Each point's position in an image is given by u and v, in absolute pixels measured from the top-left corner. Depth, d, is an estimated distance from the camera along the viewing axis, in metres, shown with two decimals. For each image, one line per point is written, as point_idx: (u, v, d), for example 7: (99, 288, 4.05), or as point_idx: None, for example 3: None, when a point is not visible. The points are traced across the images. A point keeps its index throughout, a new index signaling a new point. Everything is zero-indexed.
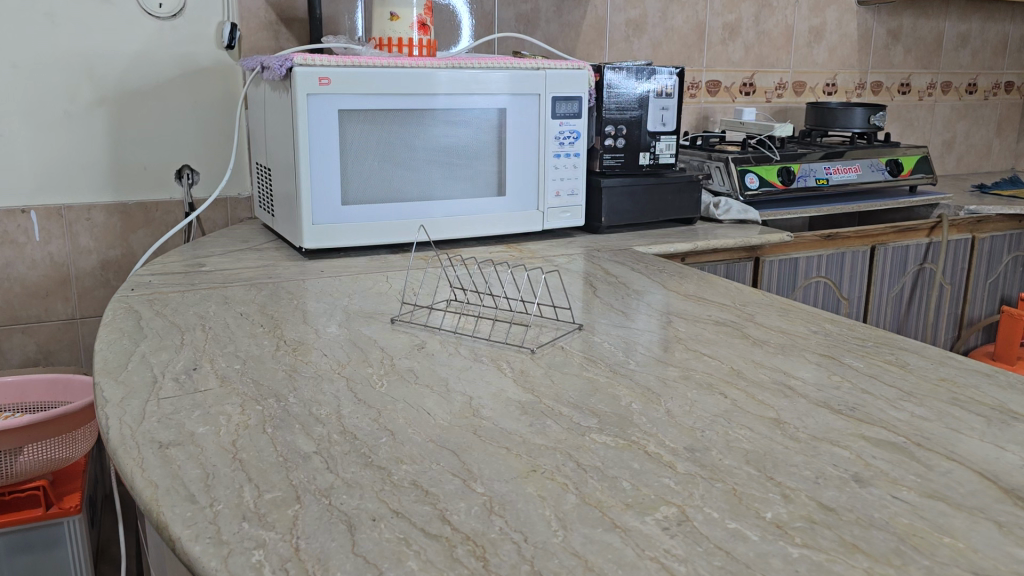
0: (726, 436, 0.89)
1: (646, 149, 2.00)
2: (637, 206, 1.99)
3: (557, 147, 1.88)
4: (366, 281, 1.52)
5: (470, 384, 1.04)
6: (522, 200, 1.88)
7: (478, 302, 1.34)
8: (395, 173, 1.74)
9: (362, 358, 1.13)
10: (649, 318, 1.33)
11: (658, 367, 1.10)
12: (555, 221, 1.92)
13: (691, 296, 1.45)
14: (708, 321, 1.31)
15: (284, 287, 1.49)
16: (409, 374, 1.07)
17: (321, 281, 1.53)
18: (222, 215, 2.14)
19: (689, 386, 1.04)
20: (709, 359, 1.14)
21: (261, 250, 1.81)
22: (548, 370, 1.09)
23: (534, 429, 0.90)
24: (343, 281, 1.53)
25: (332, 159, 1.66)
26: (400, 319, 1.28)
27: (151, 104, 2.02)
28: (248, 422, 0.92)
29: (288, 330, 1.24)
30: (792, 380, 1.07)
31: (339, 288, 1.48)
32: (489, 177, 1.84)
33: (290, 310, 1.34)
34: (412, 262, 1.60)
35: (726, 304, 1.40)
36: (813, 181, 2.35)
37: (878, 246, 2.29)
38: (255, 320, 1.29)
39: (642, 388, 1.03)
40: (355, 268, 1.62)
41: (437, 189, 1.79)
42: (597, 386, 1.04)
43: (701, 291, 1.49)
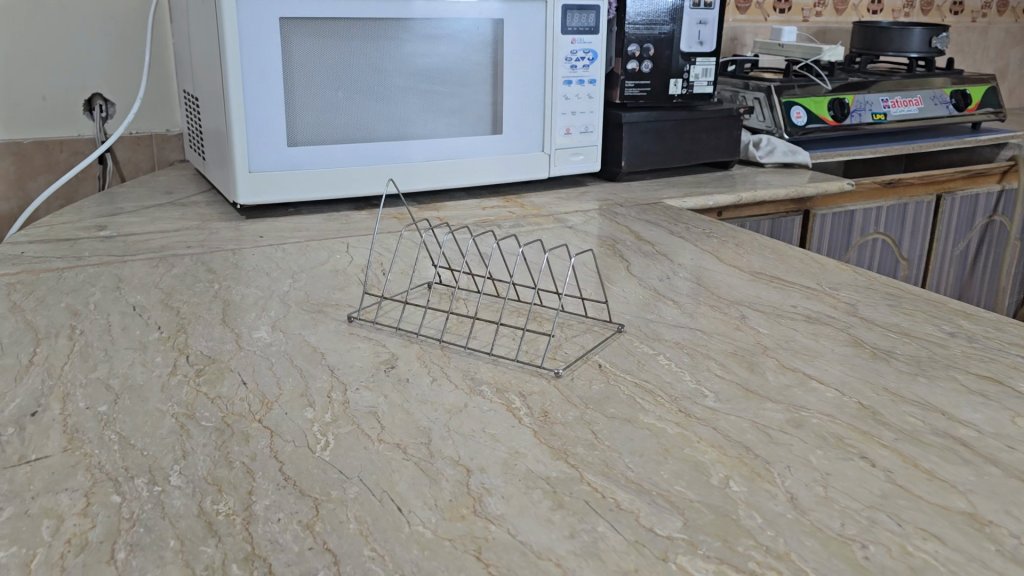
0: (905, 562, 0.52)
1: (678, 74, 1.59)
2: (665, 147, 1.59)
3: (568, 71, 1.46)
4: (318, 252, 1.13)
5: (467, 442, 0.66)
6: (524, 140, 1.47)
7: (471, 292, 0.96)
8: (359, 105, 1.33)
9: (298, 388, 0.74)
10: (712, 309, 0.95)
11: (749, 404, 0.73)
12: (563, 165, 1.52)
13: (757, 275, 1.08)
14: (795, 317, 0.93)
15: (205, 260, 1.09)
16: (372, 422, 0.69)
17: (257, 252, 1.13)
18: (147, 156, 1.72)
19: (807, 442, 0.67)
20: (822, 387, 0.76)
21: (187, 204, 1.40)
22: (586, 409, 0.71)
23: (580, 548, 0.53)
24: (288, 251, 1.14)
25: (273, 85, 1.25)
26: (361, 319, 0.89)
27: (47, 15, 1.57)
28: (88, 538, 0.54)
29: (196, 337, 0.85)
30: (962, 427, 0.69)
31: (280, 264, 1.08)
32: (481, 110, 1.43)
33: (206, 301, 0.95)
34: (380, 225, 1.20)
35: (809, 287, 1.03)
36: (869, 117, 1.96)
37: (944, 195, 1.92)
38: (151, 320, 0.89)
39: (738, 447, 0.65)
40: (305, 232, 1.23)
41: (414, 126, 1.38)
42: (667, 443, 0.66)
43: (769, 267, 1.11)
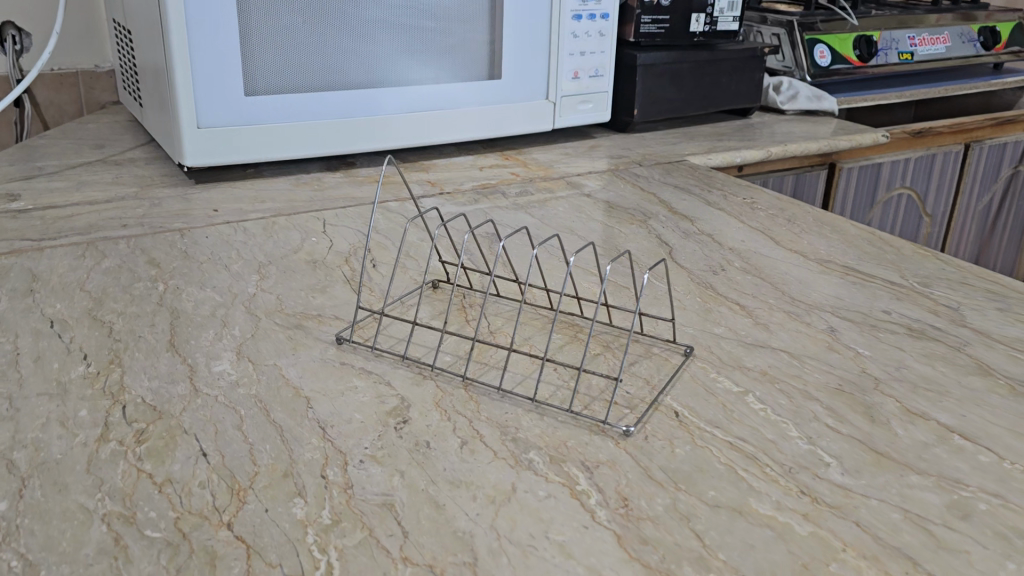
0: None
1: (701, 8, 1.36)
2: (682, 93, 1.39)
3: (578, 3, 1.23)
4: (288, 236, 0.91)
5: (529, 559, 0.47)
6: (525, 85, 1.25)
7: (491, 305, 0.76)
8: (332, 44, 1.09)
9: (280, 463, 0.54)
10: (790, 317, 0.77)
11: (888, 478, 0.55)
12: (570, 115, 1.30)
13: (828, 263, 0.89)
14: (894, 329, 0.75)
15: (145, 248, 0.87)
16: (389, 523, 0.49)
17: (212, 234, 0.91)
18: (72, 98, 1.46)
19: (989, 546, 0.49)
20: (972, 448, 0.58)
21: (122, 162, 1.15)
22: (677, 491, 0.53)
23: None
24: (251, 233, 0.92)
25: (225, 19, 1.00)
26: (352, 341, 0.69)
27: None
28: None
29: (136, 373, 0.64)
30: None
31: (241, 252, 0.87)
32: (476, 49, 1.20)
33: (148, 313, 0.74)
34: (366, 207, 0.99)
35: (895, 283, 0.84)
36: (895, 57, 1.77)
37: (973, 145, 1.74)
38: (75, 344, 0.68)
39: (902, 561, 0.47)
40: (271, 205, 1.00)
41: (397, 70, 1.15)
42: (803, 555, 0.48)
43: (837, 251, 0.92)
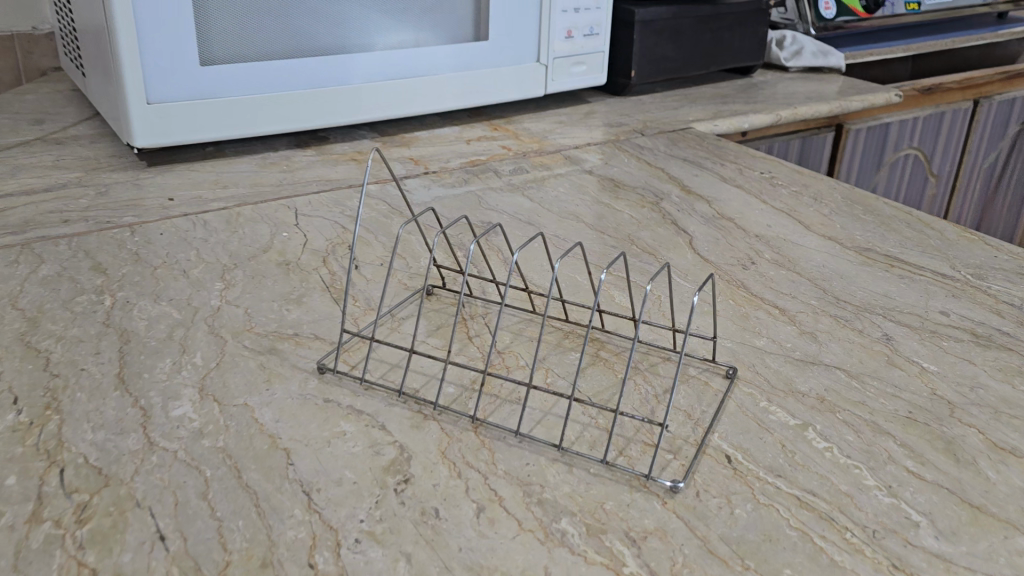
0: None
1: None
2: (683, 53, 1.27)
3: None
4: (256, 231, 0.79)
5: None
6: (514, 47, 1.12)
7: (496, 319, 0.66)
8: (296, 4, 0.96)
9: (258, 550, 0.44)
10: (839, 323, 0.67)
11: (992, 544, 0.46)
12: (562, 79, 1.18)
13: (868, 253, 0.79)
14: (957, 335, 0.66)
15: (90, 250, 0.75)
16: None
17: (167, 230, 0.79)
18: (8, 64, 1.31)
19: None
20: None
21: (63, 140, 1.02)
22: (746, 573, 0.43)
23: None
24: (213, 227, 0.80)
25: None
26: (338, 371, 0.59)
27: None
28: None
29: (77, 422, 0.53)
30: None
31: (201, 252, 0.75)
32: (460, 8, 1.07)
33: (92, 337, 0.62)
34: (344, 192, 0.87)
35: (948, 277, 0.75)
36: (901, 7, 1.65)
37: (982, 100, 1.63)
38: (3, 383, 0.57)
39: None
40: (234, 191, 0.88)
41: (371, 33, 1.02)
42: None
43: (874, 237, 0.82)
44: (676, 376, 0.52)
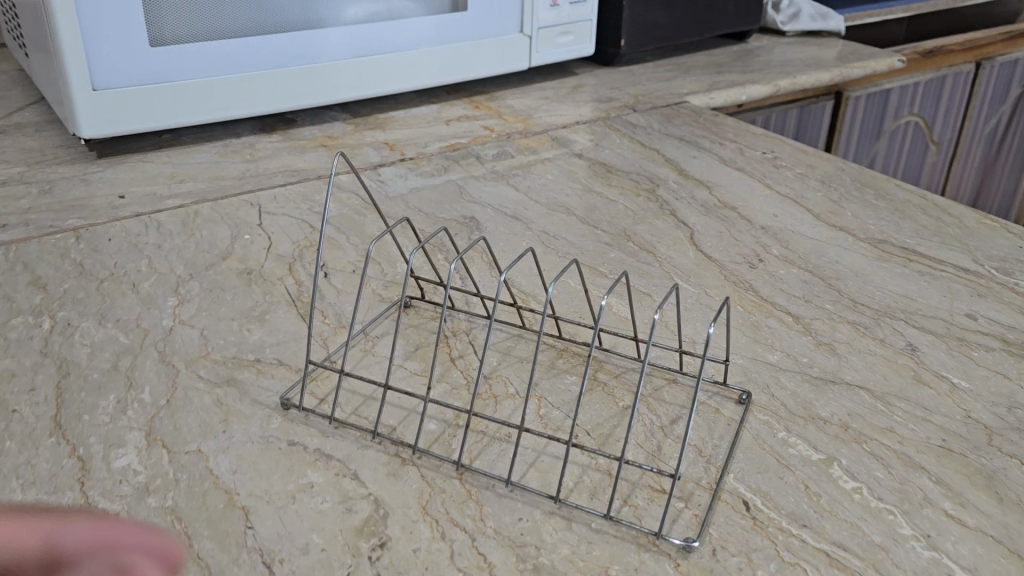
0: None
1: None
2: (675, 19, 1.19)
3: None
4: (215, 234, 0.72)
5: None
6: (496, 18, 1.03)
7: (481, 336, 0.59)
8: None
9: None
10: (858, 331, 0.61)
11: None
12: (548, 50, 1.09)
13: (884, 246, 0.73)
14: (987, 343, 0.60)
15: (28, 260, 0.68)
16: None
17: (116, 234, 0.72)
18: None
19: None
20: None
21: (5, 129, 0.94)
22: None
23: None
24: (167, 230, 0.73)
25: None
26: (304, 407, 0.52)
27: None
28: None
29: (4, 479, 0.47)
30: None
31: (153, 261, 0.68)
32: None
33: (26, 370, 0.55)
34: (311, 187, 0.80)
35: (972, 272, 0.69)
36: None
37: (985, 62, 1.55)
38: None
39: None
40: (191, 186, 0.81)
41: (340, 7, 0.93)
42: None
43: (889, 227, 0.76)
44: (692, 417, 0.45)
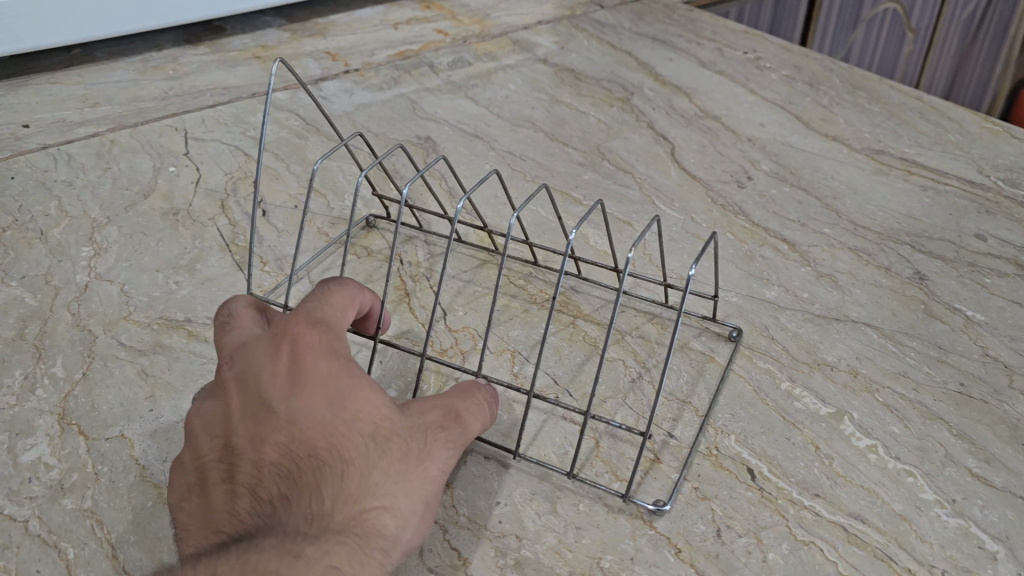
0: None
1: None
2: None
3: None
4: (134, 167, 0.63)
5: None
6: None
7: (443, 279, 0.52)
8: None
9: None
10: (861, 259, 0.55)
11: None
12: None
13: (881, 158, 0.67)
14: (1000, 268, 0.55)
15: None
16: None
17: (19, 170, 0.62)
18: None
19: None
20: None
21: None
22: None
23: None
24: (81, 164, 0.64)
25: None
26: None
27: None
28: None
29: None
30: None
31: (62, 203, 0.59)
32: None
33: None
34: (244, 108, 0.71)
35: (977, 185, 0.63)
36: None
37: None
38: None
39: None
40: (107, 110, 0.71)
41: None
42: None
43: (886, 134, 0.70)
44: (671, 347, 0.38)
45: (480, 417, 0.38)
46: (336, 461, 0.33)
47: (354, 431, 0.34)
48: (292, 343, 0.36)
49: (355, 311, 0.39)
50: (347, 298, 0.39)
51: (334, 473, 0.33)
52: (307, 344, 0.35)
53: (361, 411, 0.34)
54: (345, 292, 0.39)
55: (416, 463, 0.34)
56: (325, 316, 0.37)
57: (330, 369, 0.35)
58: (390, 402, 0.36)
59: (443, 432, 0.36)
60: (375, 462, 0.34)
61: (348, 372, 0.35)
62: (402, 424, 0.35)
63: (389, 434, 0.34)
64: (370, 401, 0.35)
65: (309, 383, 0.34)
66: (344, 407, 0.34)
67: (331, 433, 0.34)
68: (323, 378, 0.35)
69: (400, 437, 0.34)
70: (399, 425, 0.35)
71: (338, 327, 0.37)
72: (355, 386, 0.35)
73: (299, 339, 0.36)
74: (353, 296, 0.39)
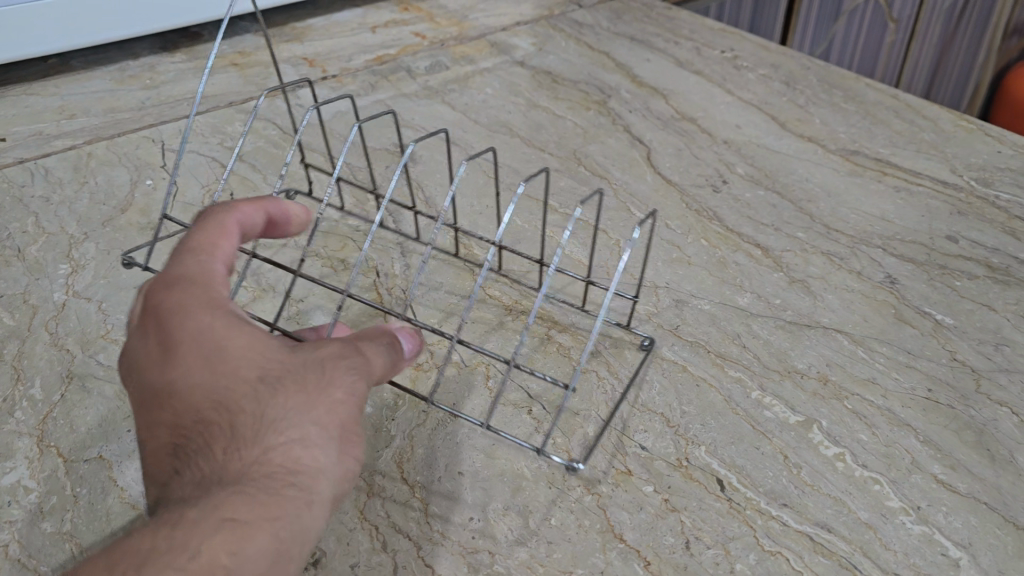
0: None
1: None
2: None
3: None
4: (112, 180, 0.64)
5: None
6: None
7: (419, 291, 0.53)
8: None
9: None
10: (833, 263, 0.56)
11: None
12: None
13: (856, 159, 0.67)
14: (971, 270, 0.55)
15: None
16: None
17: None
18: None
19: None
20: None
21: None
22: None
23: None
24: (59, 178, 0.64)
25: None
26: None
27: None
28: None
29: None
30: None
31: (39, 219, 0.59)
32: None
33: None
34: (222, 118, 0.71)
35: (950, 185, 0.64)
36: None
37: None
38: None
39: None
40: (84, 122, 0.71)
41: None
42: None
43: (861, 134, 0.70)
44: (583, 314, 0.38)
45: (390, 345, 0.34)
46: (224, 415, 0.29)
47: (239, 382, 0.30)
48: (154, 304, 0.31)
49: (236, 240, 0.34)
50: (220, 232, 0.34)
51: (224, 428, 0.29)
52: (167, 303, 0.31)
53: (240, 358, 0.30)
54: (216, 226, 0.34)
55: (316, 395, 0.30)
56: (188, 263, 0.32)
57: (199, 320, 0.30)
58: (279, 342, 0.31)
59: (346, 357, 0.32)
60: (265, 404, 0.29)
61: (223, 319, 0.31)
62: (292, 363, 0.31)
63: (281, 375, 0.30)
64: (252, 347, 0.30)
65: (180, 342, 0.30)
66: (220, 357, 0.30)
67: (209, 389, 0.30)
68: (195, 332, 0.30)
69: (292, 374, 0.30)
70: (289, 364, 0.31)
71: (206, 272, 0.32)
72: (229, 329, 0.30)
73: (161, 298, 0.31)
74: (227, 227, 0.34)
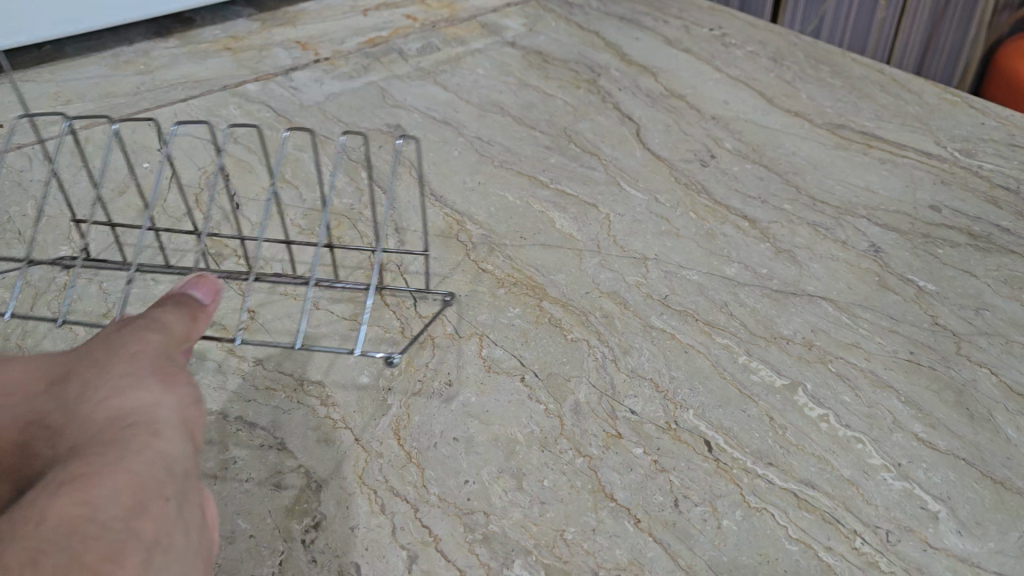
0: None
1: None
2: None
3: None
4: (109, 164, 0.64)
5: None
6: None
7: (412, 266, 0.54)
8: None
9: None
10: (819, 233, 0.57)
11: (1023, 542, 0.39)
12: None
13: (842, 132, 0.68)
14: (953, 238, 0.57)
15: None
16: None
17: None
18: None
19: None
20: None
21: None
22: None
23: None
24: (57, 162, 0.65)
25: None
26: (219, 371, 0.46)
27: None
28: None
29: None
30: None
31: (38, 202, 0.60)
32: None
33: None
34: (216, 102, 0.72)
35: (933, 156, 0.65)
36: None
37: None
38: None
39: None
40: (79, 108, 0.71)
41: None
42: None
43: (847, 108, 0.71)
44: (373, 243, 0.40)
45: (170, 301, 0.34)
46: (36, 431, 0.29)
47: (28, 401, 0.30)
48: None
49: None
50: None
51: (43, 439, 0.29)
52: None
53: (18, 382, 0.30)
54: None
55: (106, 362, 0.30)
56: None
57: None
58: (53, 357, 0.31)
59: (126, 328, 0.32)
60: (68, 390, 0.29)
61: None
62: (75, 358, 0.31)
63: (65, 370, 0.30)
64: (24, 373, 0.31)
65: None
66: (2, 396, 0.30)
67: (11, 424, 0.29)
68: None
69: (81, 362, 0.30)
70: (70, 361, 0.31)
71: None
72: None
73: None
74: None
